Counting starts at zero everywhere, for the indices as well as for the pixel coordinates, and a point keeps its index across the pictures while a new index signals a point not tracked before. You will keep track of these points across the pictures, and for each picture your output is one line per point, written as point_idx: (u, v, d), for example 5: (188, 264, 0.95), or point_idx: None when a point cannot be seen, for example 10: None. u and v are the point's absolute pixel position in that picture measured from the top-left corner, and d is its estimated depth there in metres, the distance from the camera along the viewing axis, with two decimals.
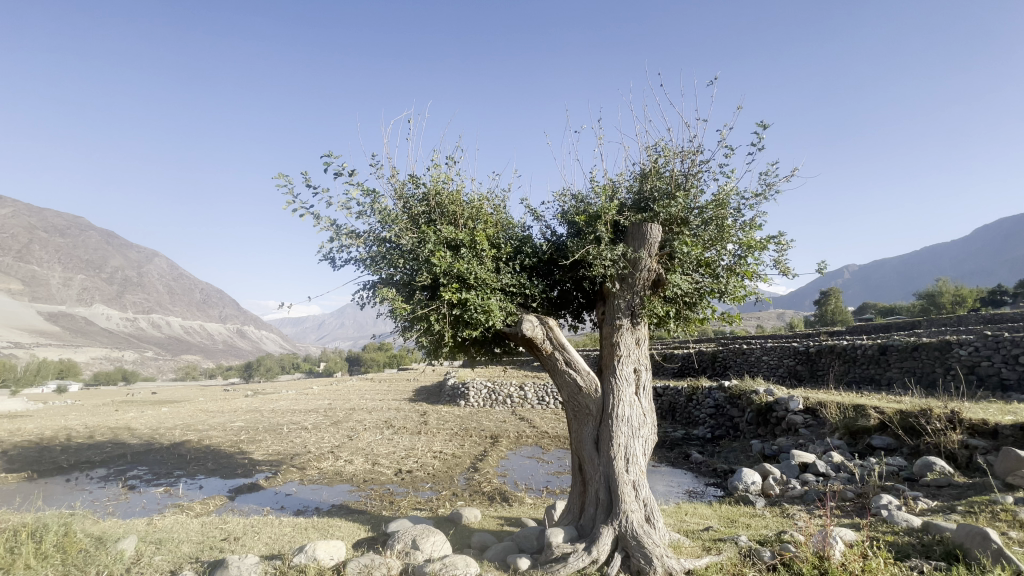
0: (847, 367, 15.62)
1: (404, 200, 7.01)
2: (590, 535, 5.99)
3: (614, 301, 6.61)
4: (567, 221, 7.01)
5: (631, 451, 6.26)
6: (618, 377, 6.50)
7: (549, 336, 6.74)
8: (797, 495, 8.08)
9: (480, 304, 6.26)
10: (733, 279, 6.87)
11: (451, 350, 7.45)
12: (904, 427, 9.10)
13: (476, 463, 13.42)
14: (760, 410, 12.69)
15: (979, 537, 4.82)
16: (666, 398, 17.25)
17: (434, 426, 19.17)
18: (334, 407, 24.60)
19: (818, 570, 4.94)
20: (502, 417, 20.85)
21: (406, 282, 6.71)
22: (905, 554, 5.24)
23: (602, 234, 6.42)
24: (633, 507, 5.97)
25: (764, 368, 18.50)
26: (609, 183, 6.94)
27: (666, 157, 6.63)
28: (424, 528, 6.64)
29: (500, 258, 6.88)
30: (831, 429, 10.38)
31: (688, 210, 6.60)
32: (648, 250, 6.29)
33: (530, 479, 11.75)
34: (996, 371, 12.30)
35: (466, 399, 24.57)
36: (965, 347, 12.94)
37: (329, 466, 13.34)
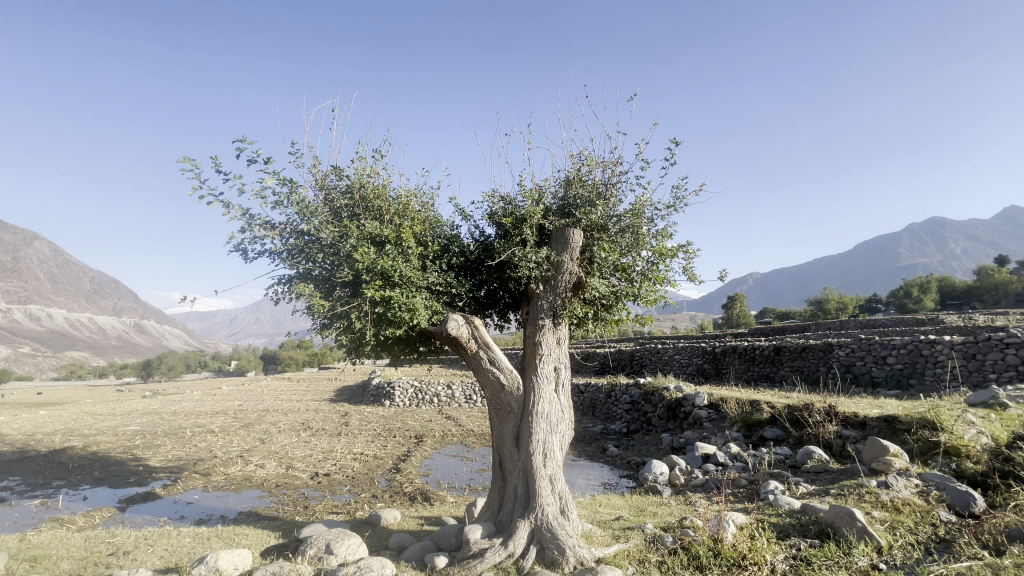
0: (746, 365, 17.15)
1: (325, 192, 6.77)
2: (507, 530, 6.14)
3: (537, 301, 6.80)
4: (494, 222, 7.07)
5: (549, 446, 6.45)
6: (539, 375, 6.68)
7: (474, 335, 6.77)
8: (698, 484, 8.78)
9: (404, 303, 6.15)
10: (646, 284, 7.30)
11: (374, 348, 7.28)
12: (790, 419, 10.15)
13: (398, 464, 13.17)
14: (671, 405, 13.58)
15: (847, 517, 5.46)
16: (587, 395, 17.98)
17: (355, 427, 18.59)
18: (246, 409, 23.12)
19: (712, 551, 5.41)
20: (427, 416, 20.63)
21: (325, 278, 6.49)
22: (786, 533, 5.87)
23: (527, 237, 6.58)
24: (549, 500, 6.18)
25: (676, 366, 19.81)
26: (535, 188, 7.04)
27: (589, 166, 6.89)
28: (340, 532, 6.46)
29: (426, 257, 6.82)
30: (731, 423, 11.34)
31: (607, 217, 6.91)
32: (571, 254, 6.53)
33: (453, 478, 11.79)
34: (868, 370, 14.00)
35: (392, 398, 24.10)
36: (844, 348, 14.64)
37: (238, 472, 12.50)
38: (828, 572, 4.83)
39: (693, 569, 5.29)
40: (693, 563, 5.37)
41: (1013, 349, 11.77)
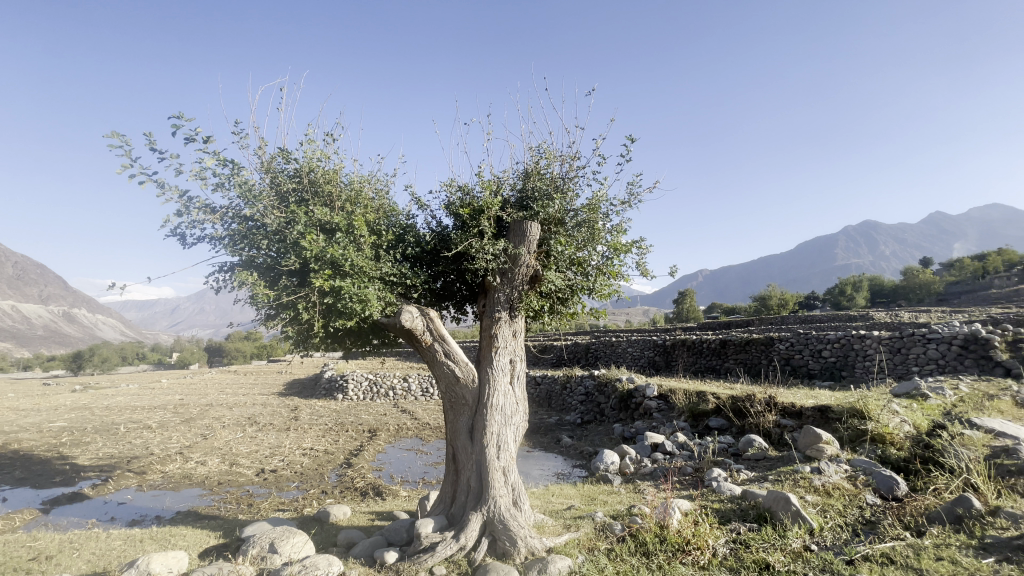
0: (694, 358, 17.83)
1: (271, 175, 6.44)
2: (459, 523, 6.10)
3: (493, 294, 6.74)
4: (450, 213, 6.90)
5: (502, 439, 6.42)
6: (494, 367, 6.63)
7: (429, 328, 6.63)
8: (647, 473, 9.04)
9: (355, 293, 5.92)
10: (601, 278, 7.38)
11: (323, 340, 7.03)
12: (733, 409, 10.61)
13: (350, 459, 12.85)
14: (623, 397, 13.92)
15: (783, 501, 5.75)
16: (543, 387, 18.18)
17: (306, 421, 18.02)
18: (187, 403, 21.92)
19: (658, 538, 5.59)
20: (381, 410, 20.26)
21: (270, 266, 6.19)
22: (728, 518, 6.14)
23: (485, 228, 6.47)
24: (502, 492, 6.17)
25: (628, 358, 20.35)
26: (493, 179, 6.92)
27: (547, 159, 6.85)
28: (284, 530, 6.23)
29: (380, 246, 6.61)
30: (679, 413, 11.74)
31: (564, 211, 6.93)
32: (528, 246, 6.50)
33: (407, 471, 11.62)
34: (805, 362, 14.85)
35: (345, 391, 23.54)
36: (784, 342, 15.45)
37: (176, 469, 11.82)
38: (764, 553, 5.07)
39: (640, 555, 5.44)
40: (640, 549, 5.52)
41: (934, 344, 12.64)
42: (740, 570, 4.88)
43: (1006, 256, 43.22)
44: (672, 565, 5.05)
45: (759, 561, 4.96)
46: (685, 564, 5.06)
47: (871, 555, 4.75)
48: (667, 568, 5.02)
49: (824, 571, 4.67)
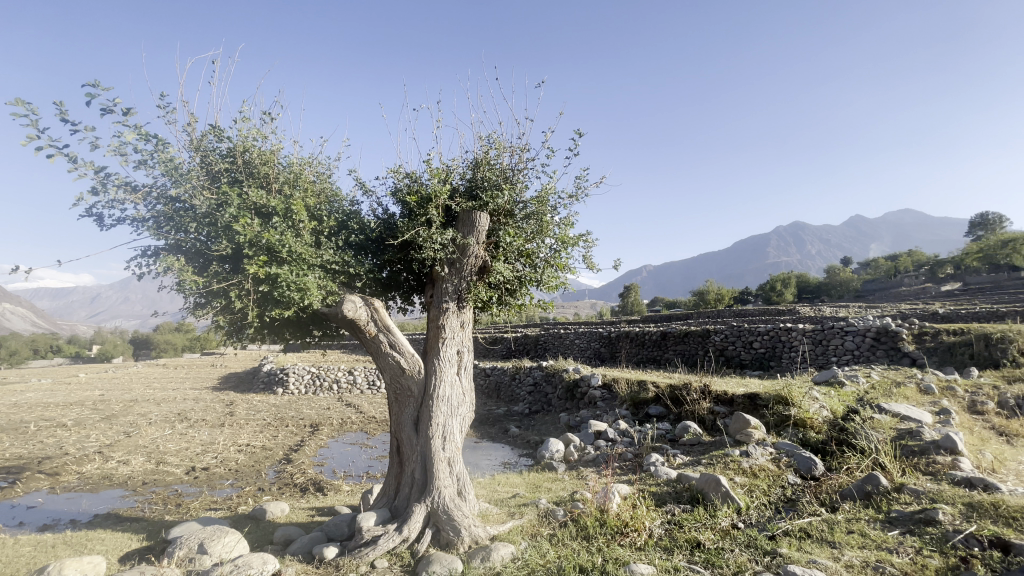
0: (637, 349, 18.50)
1: (201, 154, 6.04)
2: (403, 515, 6.01)
3: (441, 284, 6.64)
4: (397, 200, 6.64)
5: (448, 429, 6.35)
6: (441, 358, 6.53)
7: (374, 318, 6.42)
8: (590, 459, 9.30)
9: (293, 282, 5.66)
10: (549, 270, 7.40)
11: (259, 329, 6.70)
12: (671, 397, 11.08)
13: (289, 455, 12.36)
14: (569, 386, 14.22)
15: (714, 483, 6.07)
16: (492, 378, 18.25)
17: (242, 417, 17.14)
18: (109, 399, 20.32)
19: (599, 521, 5.79)
20: (324, 404, 19.63)
21: (200, 251, 5.82)
22: (663, 500, 6.43)
23: (433, 217, 6.30)
24: (447, 482, 6.11)
25: (575, 350, 20.82)
26: (443, 166, 6.66)
27: (497, 149, 6.71)
28: (216, 529, 5.92)
29: (321, 232, 6.34)
30: (621, 401, 12.14)
31: (513, 203, 6.91)
32: (477, 237, 6.43)
33: (350, 466, 11.34)
34: (738, 353, 15.73)
35: (285, 385, 22.64)
36: (719, 334, 16.29)
37: (95, 469, 10.93)
38: (696, 532, 5.34)
39: (581, 538, 5.59)
40: (581, 533, 5.68)
41: (851, 336, 13.71)
42: (674, 549, 5.12)
43: (912, 258, 47.67)
44: (611, 547, 5.23)
45: (691, 540, 5.22)
46: (623, 545, 5.25)
47: (790, 530, 5.12)
48: (606, 549, 5.18)
49: (749, 546, 4.98)
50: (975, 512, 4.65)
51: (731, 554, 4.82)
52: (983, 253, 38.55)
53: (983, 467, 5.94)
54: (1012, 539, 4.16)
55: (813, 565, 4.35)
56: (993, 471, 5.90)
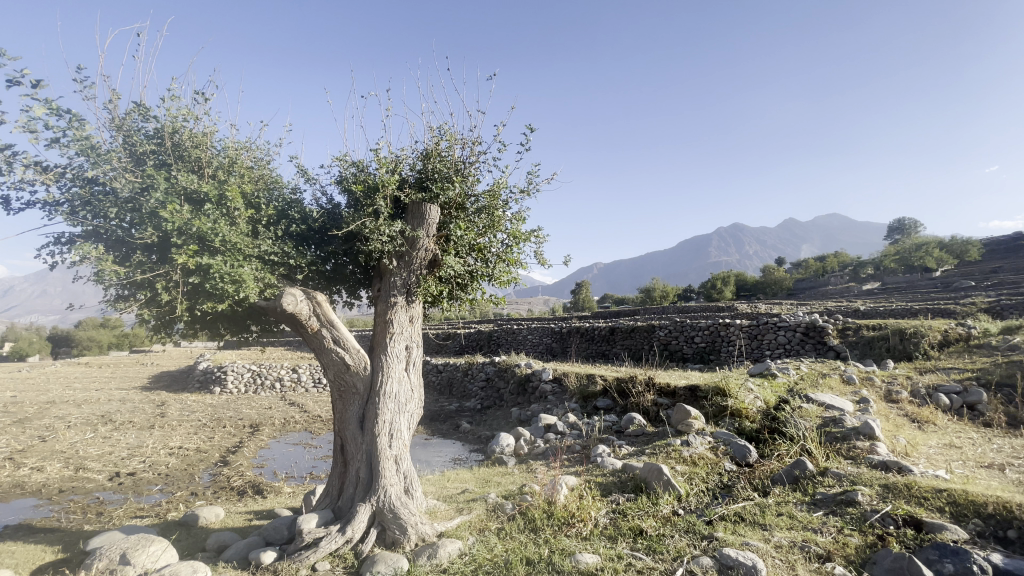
0: (587, 344, 18.89)
1: (125, 134, 5.60)
2: (346, 515, 5.81)
3: (389, 278, 6.45)
4: (343, 189, 6.35)
5: (395, 427, 6.18)
6: (389, 354, 6.35)
7: (316, 313, 6.12)
8: (539, 452, 9.39)
9: (227, 273, 5.31)
10: (500, 264, 7.33)
11: (191, 322, 6.30)
12: (619, 390, 11.38)
13: (226, 457, 11.72)
14: (521, 381, 14.32)
15: (657, 472, 6.27)
16: (444, 374, 18.08)
17: (174, 418, 16.11)
18: (19, 401, 18.52)
19: (546, 512, 5.85)
20: (266, 403, 18.77)
21: (122, 239, 5.38)
22: (609, 490, 6.59)
23: (381, 208, 6.06)
24: (393, 481, 5.96)
25: (528, 345, 21.05)
26: (391, 156, 6.43)
27: (448, 141, 6.44)
28: (141, 538, 5.49)
29: (259, 221, 6.01)
30: (571, 395, 12.35)
31: (465, 196, 6.78)
32: (426, 230, 6.28)
33: (293, 467, 10.88)
34: (680, 347, 16.37)
35: (223, 384, 21.49)
36: (664, 329, 16.90)
37: (2, 478, 9.92)
38: (639, 521, 5.49)
39: (529, 531, 5.62)
40: (529, 525, 5.71)
41: (783, 330, 14.57)
42: (618, 538, 5.24)
43: (838, 259, 51.30)
44: (558, 538, 5.29)
45: (635, 528, 5.37)
46: (570, 536, 5.32)
47: (726, 514, 5.37)
48: (553, 541, 5.23)
49: (687, 532, 5.17)
50: (890, 492, 5.03)
51: (672, 541, 4.98)
52: (899, 255, 42.01)
53: (897, 451, 6.46)
54: (921, 517, 4.54)
55: (747, 547, 4.57)
56: (906, 455, 6.42)
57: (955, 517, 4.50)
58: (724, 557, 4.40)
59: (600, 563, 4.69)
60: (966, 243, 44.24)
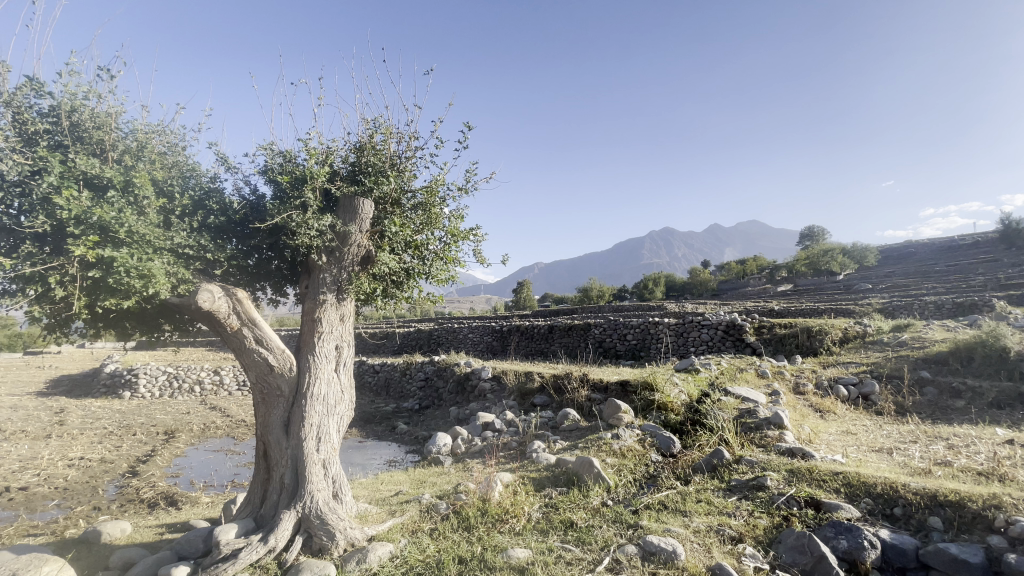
0: (526, 342, 19.14)
1: (13, 111, 5.01)
2: (270, 524, 5.52)
3: (318, 274, 6.18)
4: (268, 179, 6.00)
5: (323, 430, 5.95)
6: (317, 355, 6.09)
7: (236, 311, 5.74)
8: (476, 450, 9.39)
9: (134, 267, 4.88)
10: (438, 262, 7.18)
11: (91, 320, 5.73)
12: (555, 387, 11.61)
13: (136, 467, 10.76)
14: (460, 380, 14.26)
15: (588, 466, 6.48)
16: (380, 375, 17.63)
17: (75, 426, 14.57)
18: None
19: (480, 510, 5.86)
20: (184, 408, 17.41)
21: (7, 227, 4.81)
22: (542, 485, 6.71)
23: (309, 200, 5.77)
24: (321, 485, 5.73)
25: (468, 344, 21.03)
26: (322, 146, 6.16)
27: (383, 134, 6.26)
28: (30, 558, 4.92)
29: (172, 212, 5.57)
30: (509, 393, 12.45)
31: (401, 191, 6.61)
32: (359, 225, 6.09)
33: (213, 475, 10.18)
34: (614, 345, 16.97)
35: (134, 389, 19.71)
36: (599, 327, 17.45)
37: None
38: (570, 513, 5.64)
39: (463, 529, 5.61)
40: (463, 524, 5.70)
41: (707, 328, 15.47)
42: (549, 531, 5.34)
43: (758, 262, 55.20)
44: (491, 535, 5.31)
45: (566, 520, 5.50)
46: (503, 532, 5.36)
47: (651, 503, 5.63)
48: (486, 538, 5.26)
49: (615, 522, 5.37)
50: (795, 476, 5.49)
51: (600, 531, 5.15)
52: (809, 259, 45.83)
53: (802, 438, 7.06)
54: (821, 498, 4.98)
55: (668, 534, 4.82)
56: (810, 441, 7.03)
57: (849, 497, 4.97)
58: (648, 544, 4.60)
59: (530, 557, 4.75)
60: (865, 250, 49.07)
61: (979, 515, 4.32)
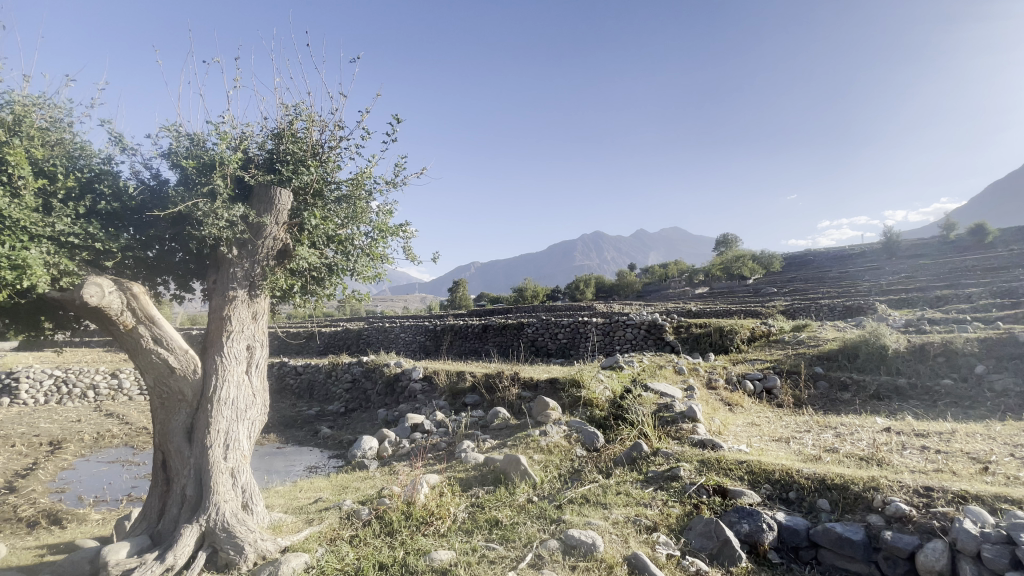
0: (459, 341, 19.04)
1: None
2: (168, 540, 5.04)
3: (228, 268, 5.75)
4: (172, 163, 5.47)
5: (232, 437, 5.53)
6: (225, 356, 5.64)
7: (131, 308, 5.20)
8: (403, 453, 9.17)
9: (4, 256, 4.28)
10: (364, 259, 6.86)
11: None
12: (486, 386, 11.61)
13: (11, 483, 9.46)
14: (389, 381, 13.89)
15: (515, 463, 6.53)
16: (304, 377, 16.76)
17: None
18: None
19: (404, 514, 5.71)
20: (74, 415, 15.56)
21: None
22: (469, 484, 6.66)
23: (218, 188, 5.32)
24: (228, 496, 5.33)
25: (400, 344, 20.56)
26: (236, 131, 5.72)
27: (304, 122, 5.92)
28: None
29: (54, 194, 4.94)
30: (440, 393, 12.28)
31: (323, 182, 6.27)
32: (274, 217, 5.72)
33: (106, 489, 9.17)
34: (546, 343, 17.29)
35: (12, 396, 17.34)
36: (532, 327, 17.72)
37: None
38: (495, 512, 5.64)
39: (384, 535, 5.43)
40: (385, 529, 5.52)
41: (632, 327, 16.14)
42: (474, 531, 5.32)
43: (680, 266, 58.56)
44: (414, 538, 5.19)
45: (491, 519, 5.50)
46: (427, 535, 5.26)
47: (574, 497, 5.77)
48: (409, 542, 5.12)
49: (539, 518, 5.44)
50: (705, 466, 5.83)
51: (525, 528, 5.19)
52: (725, 264, 49.28)
53: (713, 430, 7.55)
54: (727, 485, 5.33)
55: (589, 527, 4.95)
56: (719, 433, 7.53)
57: (751, 483, 5.36)
58: (570, 538, 4.70)
59: (453, 559, 4.70)
60: (772, 257, 53.57)
61: (860, 496, 4.80)
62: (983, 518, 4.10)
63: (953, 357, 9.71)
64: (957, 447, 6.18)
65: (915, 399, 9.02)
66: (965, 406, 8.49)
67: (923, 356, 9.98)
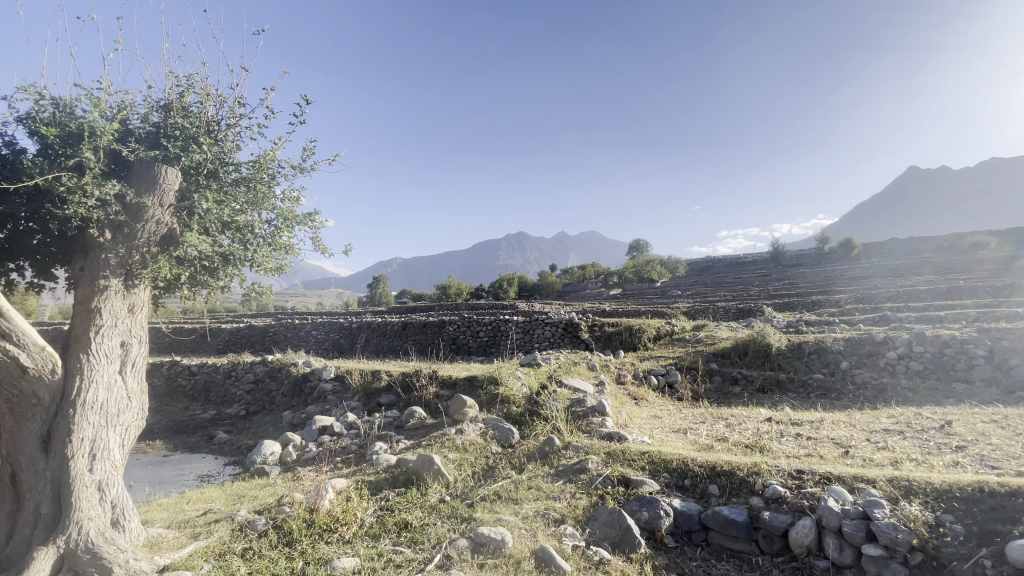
0: (377, 339, 18.41)
1: None
2: (17, 567, 4.30)
3: (98, 254, 5.07)
4: (29, 131, 4.72)
5: (98, 446, 4.89)
6: (91, 354, 4.96)
7: None
8: (309, 457, 8.65)
9: None
10: (264, 249, 6.35)
11: None
12: (402, 384, 11.31)
13: None
14: (297, 381, 13.07)
15: (429, 463, 6.40)
16: (199, 378, 15.28)
17: None
18: None
19: (306, 522, 5.37)
20: None
21: None
22: (379, 487, 6.42)
23: (88, 160, 4.64)
24: (94, 513, 4.68)
25: (311, 342, 19.45)
26: (113, 100, 5.05)
27: (198, 96, 5.38)
28: None
29: None
30: (353, 393, 11.77)
31: (219, 162, 5.73)
32: (157, 198, 5.18)
33: None
34: (466, 341, 17.23)
35: None
36: (452, 325, 17.57)
37: None
38: (405, 514, 5.48)
39: (282, 545, 5.08)
40: (283, 539, 5.15)
41: (550, 326, 16.53)
42: (382, 535, 5.12)
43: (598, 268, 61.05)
44: (316, 547, 4.89)
45: (400, 522, 5.33)
46: (330, 543, 4.98)
47: (486, 495, 5.76)
48: (309, 551, 4.81)
49: (450, 517, 5.36)
50: (611, 458, 6.08)
51: (434, 529, 5.09)
52: (638, 267, 52.09)
53: (620, 423, 7.91)
54: (630, 476, 5.61)
55: (499, 523, 4.96)
56: (626, 425, 7.92)
57: (652, 473, 5.67)
58: (479, 536, 4.66)
59: (357, 565, 4.49)
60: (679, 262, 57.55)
61: (745, 481, 5.23)
62: (845, 497, 4.64)
63: (824, 354, 10.99)
64: (824, 434, 7.00)
65: (793, 391, 10.12)
66: (833, 397, 9.66)
67: (800, 353, 11.20)
